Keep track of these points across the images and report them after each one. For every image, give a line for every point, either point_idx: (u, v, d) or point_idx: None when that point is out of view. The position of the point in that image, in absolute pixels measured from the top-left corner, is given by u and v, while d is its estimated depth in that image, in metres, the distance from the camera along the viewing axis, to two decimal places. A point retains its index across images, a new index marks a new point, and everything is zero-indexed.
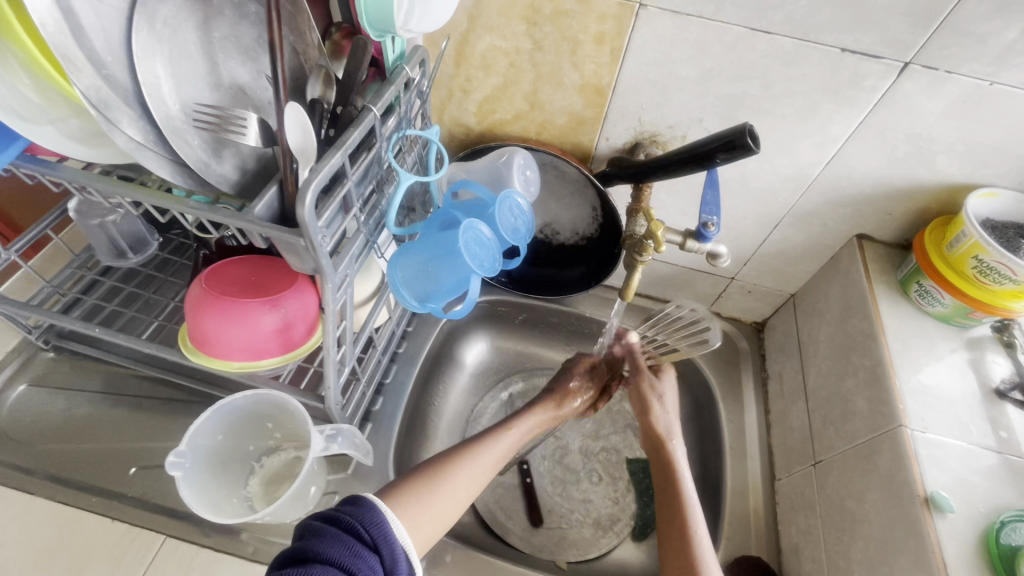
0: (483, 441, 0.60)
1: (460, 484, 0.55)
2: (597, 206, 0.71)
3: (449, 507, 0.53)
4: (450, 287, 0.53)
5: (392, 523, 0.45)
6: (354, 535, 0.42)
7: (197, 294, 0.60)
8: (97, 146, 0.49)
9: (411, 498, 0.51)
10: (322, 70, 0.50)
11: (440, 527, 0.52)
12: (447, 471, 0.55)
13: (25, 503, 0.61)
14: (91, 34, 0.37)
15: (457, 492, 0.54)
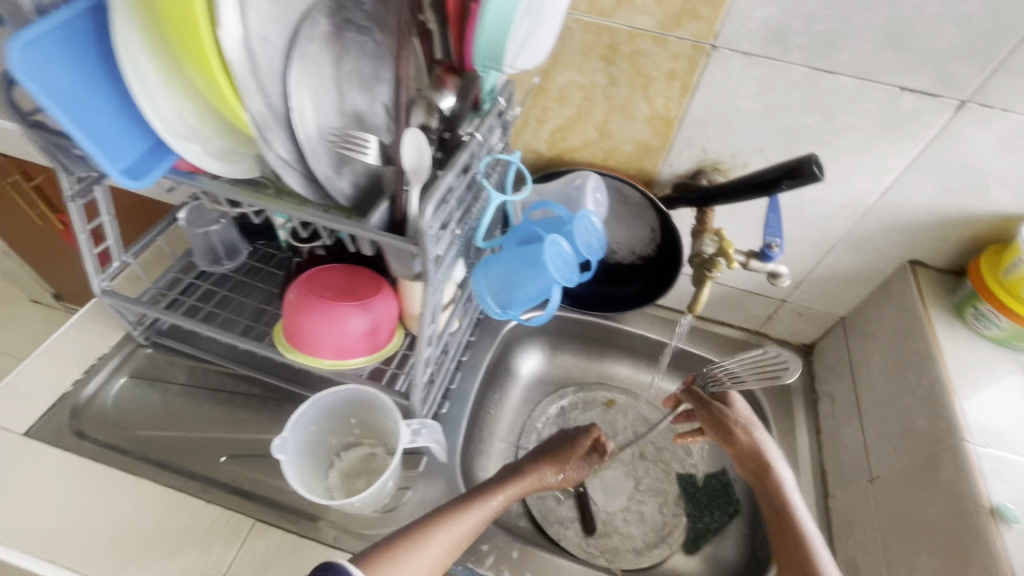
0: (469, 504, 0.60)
1: (442, 547, 0.55)
2: (656, 227, 0.76)
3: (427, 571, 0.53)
4: (531, 295, 0.58)
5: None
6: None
7: (295, 297, 0.66)
8: (230, 162, 0.56)
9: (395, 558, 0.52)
10: (426, 99, 0.56)
11: None
12: (430, 532, 0.55)
13: (130, 484, 0.67)
14: (262, 69, 0.43)
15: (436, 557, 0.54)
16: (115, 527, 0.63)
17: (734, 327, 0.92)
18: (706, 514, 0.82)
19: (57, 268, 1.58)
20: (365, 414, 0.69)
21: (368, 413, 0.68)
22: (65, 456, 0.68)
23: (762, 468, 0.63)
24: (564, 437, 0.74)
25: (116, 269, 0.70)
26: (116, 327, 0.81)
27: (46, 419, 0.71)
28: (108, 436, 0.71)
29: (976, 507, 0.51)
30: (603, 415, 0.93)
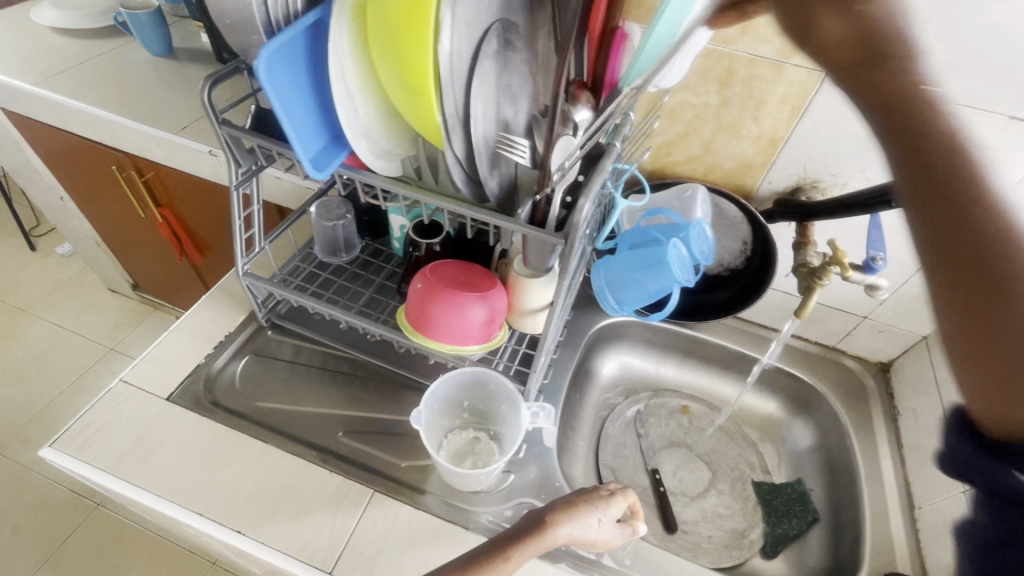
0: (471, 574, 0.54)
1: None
2: (748, 240, 0.81)
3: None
4: (652, 292, 0.64)
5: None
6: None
7: (421, 286, 0.72)
8: (388, 160, 0.63)
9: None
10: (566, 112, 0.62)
11: None
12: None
13: (260, 449, 0.72)
14: (456, 79, 0.50)
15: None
16: (251, 487, 0.69)
17: (811, 342, 0.96)
18: (786, 520, 0.83)
19: (145, 259, 1.69)
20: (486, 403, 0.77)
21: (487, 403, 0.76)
22: (203, 421, 0.74)
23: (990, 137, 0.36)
24: (593, 493, 0.64)
25: (256, 253, 0.78)
26: (240, 309, 0.88)
27: (184, 386, 0.78)
28: (237, 405, 0.78)
29: None
30: (679, 420, 0.96)
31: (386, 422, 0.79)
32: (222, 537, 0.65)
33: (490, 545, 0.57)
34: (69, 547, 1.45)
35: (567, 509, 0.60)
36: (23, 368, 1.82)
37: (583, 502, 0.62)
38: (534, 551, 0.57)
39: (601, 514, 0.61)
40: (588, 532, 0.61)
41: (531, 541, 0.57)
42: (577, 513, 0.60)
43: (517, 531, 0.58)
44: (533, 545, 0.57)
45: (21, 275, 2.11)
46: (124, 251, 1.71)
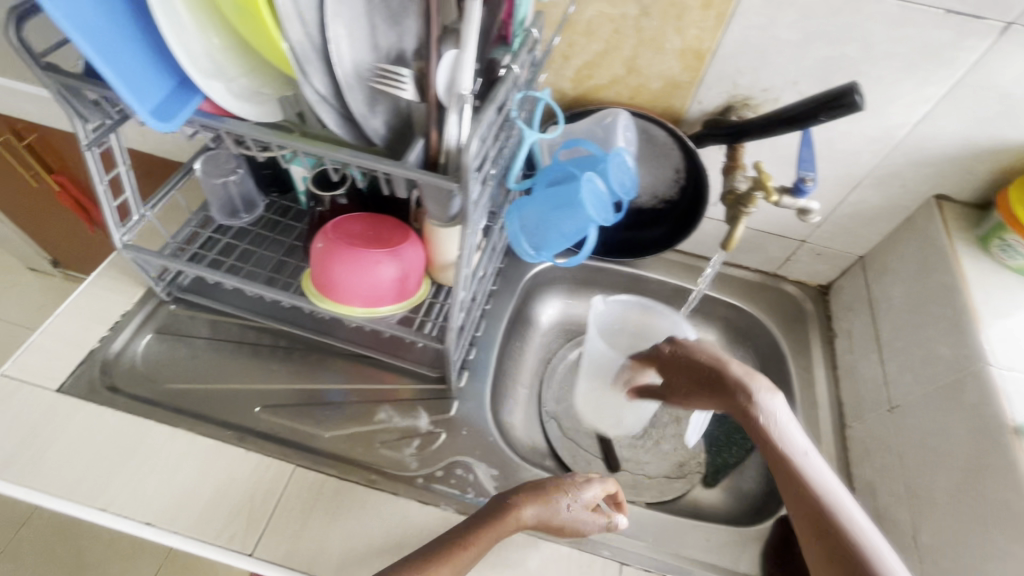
0: (433, 563, 0.53)
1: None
2: (681, 168, 0.75)
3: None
4: (567, 236, 0.58)
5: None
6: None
7: (324, 245, 0.65)
8: (254, 104, 0.54)
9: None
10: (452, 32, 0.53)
11: None
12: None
13: (168, 434, 0.67)
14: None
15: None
16: (159, 476, 0.64)
17: (752, 270, 0.93)
18: (726, 450, 0.85)
19: (57, 234, 1.55)
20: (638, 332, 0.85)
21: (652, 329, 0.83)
22: (100, 410, 0.68)
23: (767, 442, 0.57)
24: (569, 476, 0.63)
25: (135, 223, 0.69)
26: (136, 283, 0.80)
27: (77, 374, 0.70)
28: (139, 390, 0.72)
29: (999, 426, 0.53)
30: None
31: (309, 393, 0.74)
32: (129, 531, 0.61)
33: (446, 537, 0.56)
34: (22, 537, 1.41)
35: (533, 494, 0.59)
36: None
37: (554, 487, 0.60)
38: (496, 536, 0.56)
39: (571, 494, 0.60)
40: (561, 512, 0.59)
41: (494, 526, 0.56)
42: (549, 494, 0.59)
43: (480, 517, 0.57)
44: (496, 529, 0.56)
45: None
46: (31, 227, 1.56)
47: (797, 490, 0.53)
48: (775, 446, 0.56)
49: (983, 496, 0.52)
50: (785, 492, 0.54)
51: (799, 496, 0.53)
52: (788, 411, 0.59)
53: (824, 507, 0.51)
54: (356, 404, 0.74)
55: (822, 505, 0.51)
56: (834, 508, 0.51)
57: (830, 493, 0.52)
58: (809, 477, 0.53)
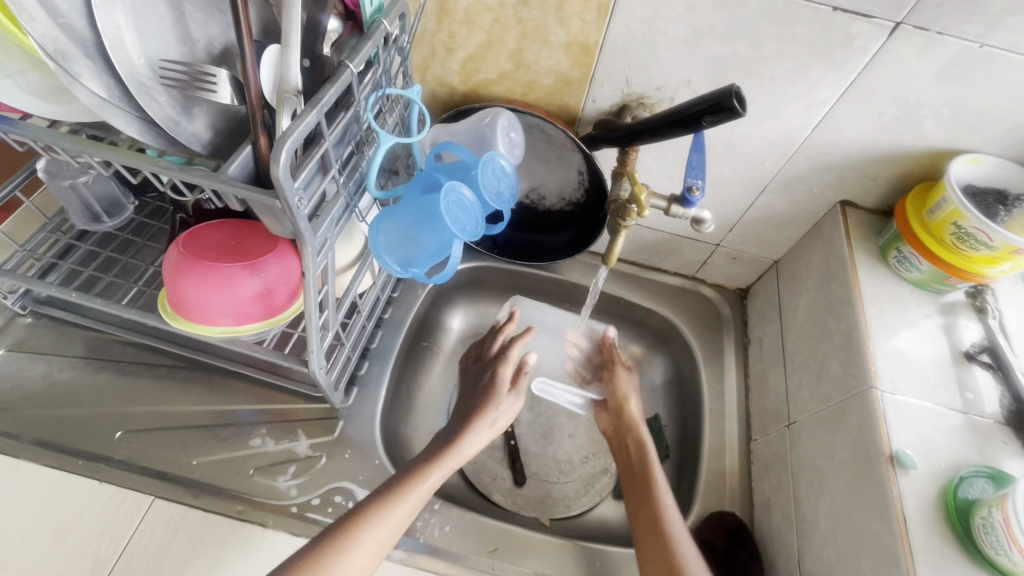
0: (396, 494, 0.56)
1: (367, 549, 0.52)
2: (583, 170, 0.70)
3: (356, 569, 0.51)
4: (431, 251, 0.53)
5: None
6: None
7: (175, 259, 0.58)
8: (63, 103, 0.45)
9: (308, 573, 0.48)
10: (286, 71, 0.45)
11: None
12: (353, 539, 0.51)
13: (10, 465, 0.61)
14: None
15: (361, 562, 0.51)
16: None
17: (670, 273, 0.89)
18: None
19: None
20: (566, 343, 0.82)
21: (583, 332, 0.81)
22: None
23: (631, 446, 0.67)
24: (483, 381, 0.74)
25: None
26: None
27: None
28: None
29: (876, 453, 0.50)
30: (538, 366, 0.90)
31: (178, 414, 0.68)
32: None
33: (396, 475, 0.59)
34: None
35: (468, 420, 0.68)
36: None
37: (483, 400, 0.71)
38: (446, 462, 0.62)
39: (499, 401, 0.71)
40: (500, 420, 0.71)
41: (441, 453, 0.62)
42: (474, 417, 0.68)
43: (423, 455, 0.63)
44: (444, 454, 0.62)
45: None
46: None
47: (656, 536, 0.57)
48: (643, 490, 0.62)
49: (858, 527, 0.50)
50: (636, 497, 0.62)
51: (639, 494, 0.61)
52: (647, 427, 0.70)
53: (660, 524, 0.57)
54: (229, 426, 0.68)
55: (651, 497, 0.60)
56: (662, 500, 0.60)
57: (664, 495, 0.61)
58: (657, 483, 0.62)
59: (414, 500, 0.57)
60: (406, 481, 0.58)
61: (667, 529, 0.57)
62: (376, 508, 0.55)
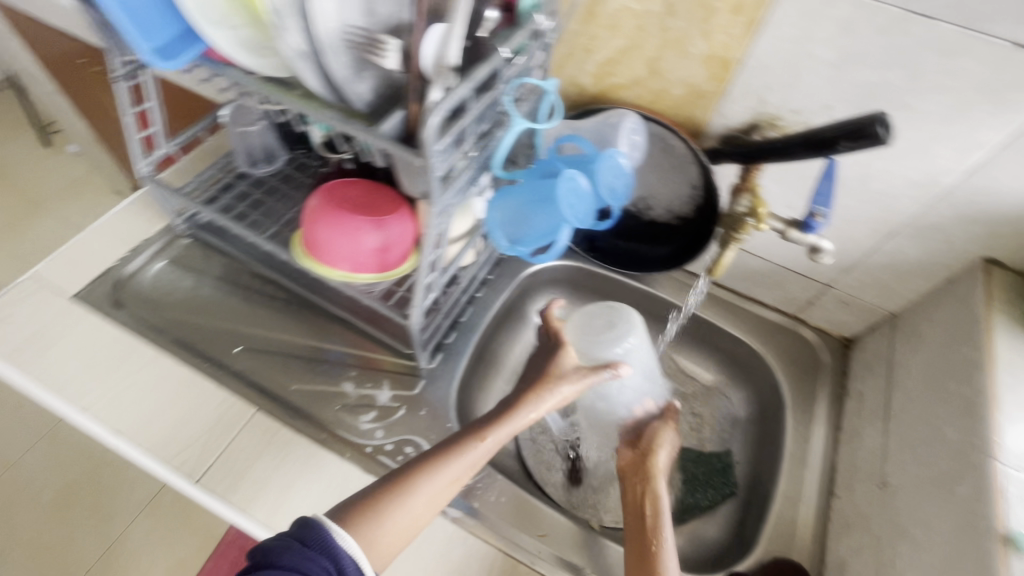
0: (450, 454, 0.57)
1: (420, 501, 0.54)
2: (698, 185, 0.70)
3: (411, 518, 0.53)
4: (541, 232, 0.56)
5: (338, 534, 0.48)
6: (300, 545, 0.46)
7: (316, 205, 0.66)
8: (264, 57, 0.54)
9: (367, 514, 0.52)
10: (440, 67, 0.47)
11: (397, 543, 0.53)
12: (409, 487, 0.54)
13: (153, 356, 0.72)
14: None
15: (417, 511, 0.54)
16: (138, 391, 0.69)
17: (770, 308, 0.85)
18: (701, 490, 0.75)
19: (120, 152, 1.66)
20: (604, 316, 0.71)
21: (626, 327, 0.69)
22: (104, 323, 0.74)
23: (641, 446, 0.68)
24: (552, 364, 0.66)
25: (160, 156, 0.73)
26: (160, 216, 0.85)
27: (92, 287, 0.77)
28: (143, 311, 0.77)
29: (987, 530, 0.45)
30: None
31: (287, 344, 0.77)
32: (101, 436, 0.66)
33: (462, 431, 0.60)
34: (66, 424, 1.60)
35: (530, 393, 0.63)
36: (32, 259, 1.94)
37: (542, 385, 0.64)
38: (512, 430, 0.61)
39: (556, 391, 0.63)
40: (564, 393, 0.64)
41: (504, 421, 0.61)
42: (546, 387, 0.64)
43: (490, 415, 0.62)
44: (508, 425, 0.60)
45: (36, 166, 2.17)
46: (103, 136, 1.69)
47: (639, 537, 0.59)
48: (643, 493, 0.63)
49: None
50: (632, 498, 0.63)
51: (639, 493, 0.63)
52: (673, 443, 0.68)
53: (645, 542, 0.58)
54: (328, 364, 0.75)
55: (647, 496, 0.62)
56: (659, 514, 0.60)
57: (661, 500, 0.61)
58: (656, 486, 0.63)
59: (469, 462, 0.58)
60: (467, 440, 0.59)
61: (659, 538, 0.58)
62: (430, 466, 0.56)
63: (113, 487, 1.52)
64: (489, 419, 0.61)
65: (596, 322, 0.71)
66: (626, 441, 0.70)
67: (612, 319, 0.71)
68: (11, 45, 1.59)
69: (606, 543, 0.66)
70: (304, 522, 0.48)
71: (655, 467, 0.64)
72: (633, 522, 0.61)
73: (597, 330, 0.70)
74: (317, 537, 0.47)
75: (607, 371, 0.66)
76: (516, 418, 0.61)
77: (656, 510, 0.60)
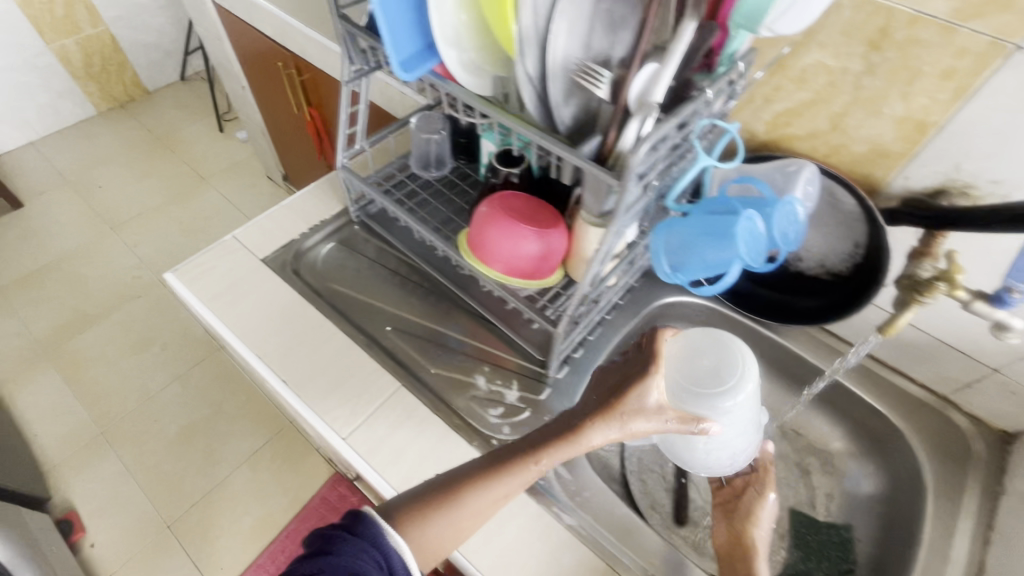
0: (501, 471, 0.57)
1: (467, 510, 0.55)
2: (861, 243, 0.70)
3: (457, 525, 0.55)
4: (710, 264, 0.58)
5: (389, 533, 0.51)
6: (352, 537, 0.49)
7: (487, 210, 0.73)
8: (479, 78, 0.64)
9: (416, 518, 0.55)
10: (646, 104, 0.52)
11: (444, 544, 0.55)
12: (458, 500, 0.56)
13: (319, 322, 0.82)
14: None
15: (462, 520, 0.55)
16: (304, 349, 0.79)
17: (917, 384, 0.80)
18: (813, 560, 0.73)
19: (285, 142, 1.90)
20: (712, 354, 0.66)
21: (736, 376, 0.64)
22: (283, 286, 0.85)
23: (736, 494, 0.70)
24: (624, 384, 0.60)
25: (356, 151, 0.84)
26: (337, 201, 0.97)
27: (277, 254, 0.89)
28: (314, 281, 0.87)
29: None
30: None
31: (430, 331, 0.84)
32: (272, 383, 0.76)
33: (515, 446, 0.59)
34: (196, 371, 1.82)
35: (593, 416, 0.58)
36: (193, 222, 2.24)
37: (620, 412, 0.58)
38: (569, 453, 0.58)
39: (625, 422, 0.58)
40: (634, 427, 0.59)
41: (561, 446, 0.57)
42: (617, 416, 0.58)
43: (547, 433, 0.59)
44: (565, 450, 0.57)
45: (209, 146, 2.52)
46: (274, 126, 1.95)
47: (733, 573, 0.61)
48: (737, 532, 0.65)
49: None
50: (725, 538, 0.66)
51: (732, 531, 0.66)
52: (773, 505, 0.67)
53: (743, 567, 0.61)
54: (463, 357, 0.81)
55: (743, 535, 0.64)
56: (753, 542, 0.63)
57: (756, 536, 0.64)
58: (752, 526, 0.65)
59: (522, 481, 0.57)
60: (523, 459, 0.57)
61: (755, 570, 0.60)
62: (477, 481, 0.56)
63: (224, 434, 1.70)
64: (550, 438, 0.58)
65: (700, 360, 0.66)
66: (722, 505, 0.70)
67: (721, 357, 0.66)
68: (216, 44, 1.88)
69: (698, 574, 0.65)
70: (356, 512, 0.52)
71: (752, 513, 0.66)
72: (726, 556, 0.64)
73: (699, 376, 0.65)
74: (369, 529, 0.51)
75: (695, 427, 0.61)
76: (579, 442, 0.57)
77: (750, 544, 0.63)
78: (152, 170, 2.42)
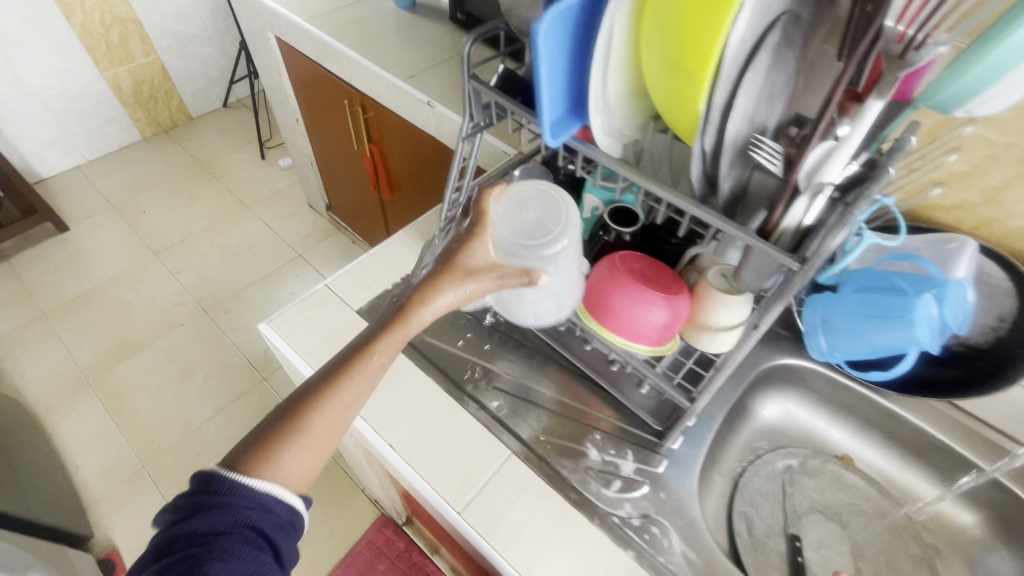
0: (351, 372, 0.52)
1: (321, 427, 0.50)
2: (1006, 317, 0.66)
3: (310, 449, 0.49)
4: (879, 347, 0.56)
5: (243, 477, 0.46)
6: (208, 500, 0.45)
7: (607, 272, 0.70)
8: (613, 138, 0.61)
9: (268, 451, 0.48)
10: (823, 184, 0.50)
11: (311, 469, 0.50)
12: (304, 418, 0.49)
13: (421, 381, 0.79)
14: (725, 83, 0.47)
15: (313, 442, 0.50)
16: (409, 411, 0.76)
17: None
18: None
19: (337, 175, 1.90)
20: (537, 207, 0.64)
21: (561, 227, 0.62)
22: None
23: None
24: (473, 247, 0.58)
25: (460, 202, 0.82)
26: (428, 250, 0.95)
27: (372, 305, 0.86)
28: (410, 335, 0.85)
29: None
30: (842, 496, 0.83)
31: (534, 392, 0.80)
32: (378, 447, 0.72)
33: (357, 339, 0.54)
34: (239, 404, 1.78)
35: (427, 285, 0.55)
36: (235, 250, 2.24)
37: (447, 275, 0.56)
38: (413, 333, 0.55)
39: (473, 282, 0.56)
40: (473, 288, 0.57)
41: (394, 330, 0.54)
42: (449, 281, 0.56)
43: (383, 318, 0.55)
44: (398, 335, 0.54)
45: (251, 174, 2.54)
46: (325, 158, 1.95)
47: None
48: None
49: None
50: None
51: None
52: None
53: None
54: (572, 421, 0.78)
55: None
56: None
57: None
58: None
59: (366, 377, 0.52)
60: (364, 352, 0.53)
61: None
62: (322, 401, 0.50)
63: None
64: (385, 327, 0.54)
65: (524, 213, 0.64)
66: None
67: (545, 209, 0.64)
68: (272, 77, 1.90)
69: None
70: (205, 475, 0.46)
71: None
72: None
73: (528, 228, 0.62)
74: (220, 483, 0.46)
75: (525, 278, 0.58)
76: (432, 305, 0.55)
77: None
78: (195, 196, 2.43)
